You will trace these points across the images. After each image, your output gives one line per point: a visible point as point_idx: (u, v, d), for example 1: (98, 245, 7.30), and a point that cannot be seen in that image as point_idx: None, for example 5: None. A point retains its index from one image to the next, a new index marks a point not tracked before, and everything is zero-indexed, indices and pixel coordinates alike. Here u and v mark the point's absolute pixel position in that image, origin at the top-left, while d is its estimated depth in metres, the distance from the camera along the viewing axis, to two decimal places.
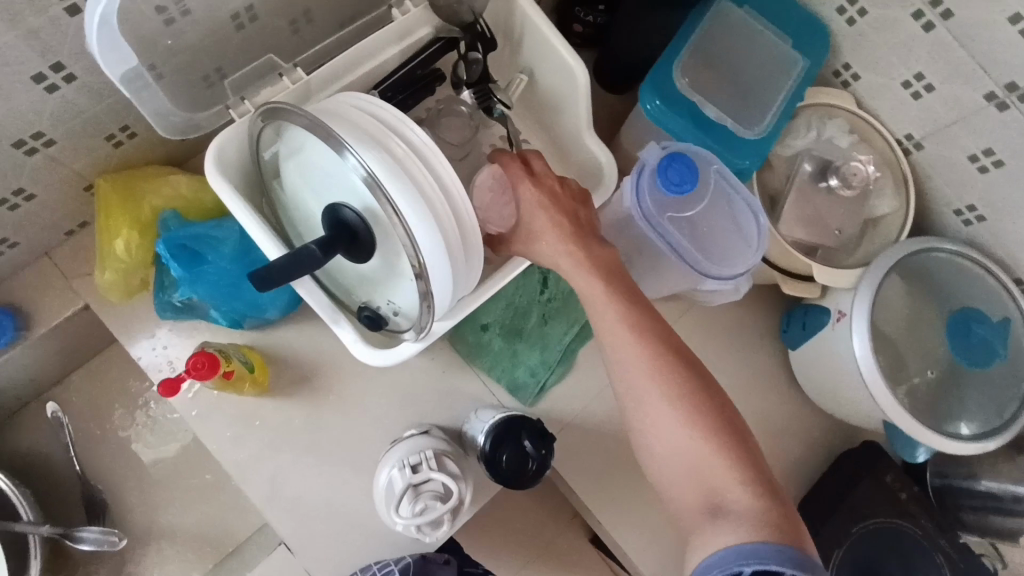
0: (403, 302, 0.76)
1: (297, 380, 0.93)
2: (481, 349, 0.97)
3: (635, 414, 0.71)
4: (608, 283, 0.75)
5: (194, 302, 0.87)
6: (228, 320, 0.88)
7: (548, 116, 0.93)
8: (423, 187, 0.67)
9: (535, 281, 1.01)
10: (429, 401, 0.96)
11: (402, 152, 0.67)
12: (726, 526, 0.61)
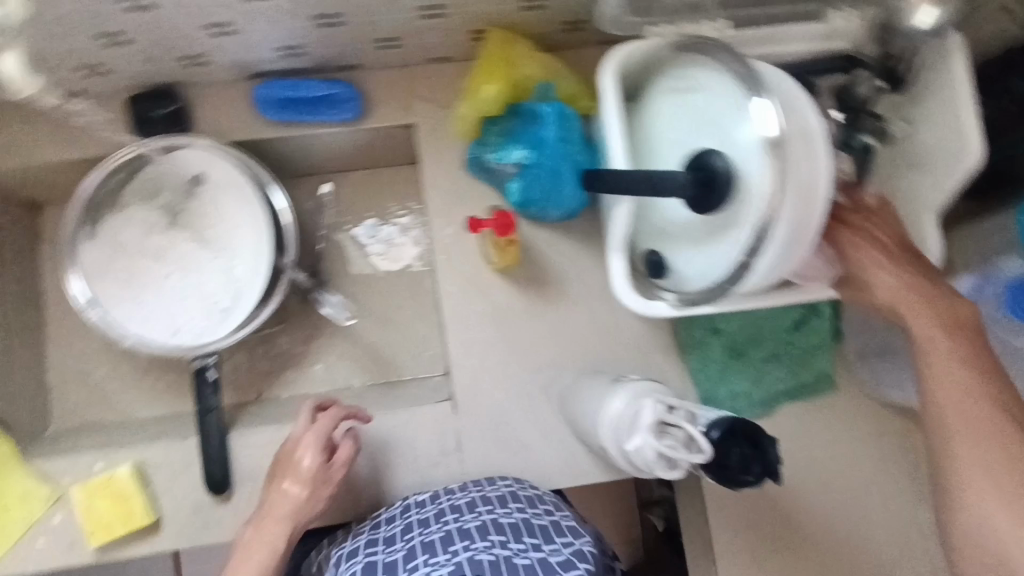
0: (693, 266, 0.77)
1: (535, 278, 1.00)
2: (699, 349, 0.98)
3: (947, 460, 0.70)
4: (954, 337, 0.73)
5: (505, 166, 0.95)
6: (519, 196, 0.93)
7: (904, 178, 0.89)
8: (803, 179, 0.66)
9: (787, 318, 0.97)
10: (626, 361, 0.99)
11: (802, 138, 0.66)
12: None
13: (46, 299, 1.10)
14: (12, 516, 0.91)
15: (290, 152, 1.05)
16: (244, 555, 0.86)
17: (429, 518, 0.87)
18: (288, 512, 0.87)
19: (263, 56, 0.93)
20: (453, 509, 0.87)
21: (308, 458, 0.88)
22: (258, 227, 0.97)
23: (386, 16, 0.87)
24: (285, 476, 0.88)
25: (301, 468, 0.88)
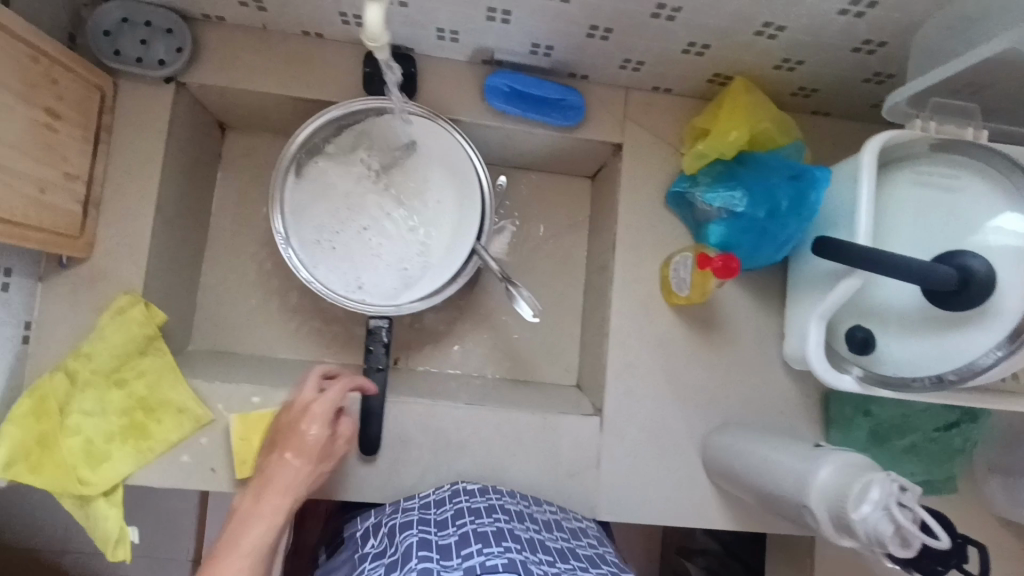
0: (907, 353, 0.81)
1: (702, 318, 1.03)
2: (844, 426, 1.03)
3: None
4: None
5: (707, 207, 0.97)
6: (716, 241, 0.96)
7: None
8: None
9: (940, 420, 1.01)
10: (769, 417, 1.03)
11: None
12: None
13: (214, 219, 1.11)
14: (163, 426, 0.91)
15: (493, 139, 1.07)
16: (252, 526, 0.78)
17: (482, 510, 0.84)
18: (279, 482, 0.81)
19: (512, 46, 0.95)
20: (501, 512, 0.84)
21: (313, 430, 0.84)
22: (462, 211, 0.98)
23: (651, 42, 0.89)
24: (288, 447, 0.83)
25: (310, 439, 0.84)
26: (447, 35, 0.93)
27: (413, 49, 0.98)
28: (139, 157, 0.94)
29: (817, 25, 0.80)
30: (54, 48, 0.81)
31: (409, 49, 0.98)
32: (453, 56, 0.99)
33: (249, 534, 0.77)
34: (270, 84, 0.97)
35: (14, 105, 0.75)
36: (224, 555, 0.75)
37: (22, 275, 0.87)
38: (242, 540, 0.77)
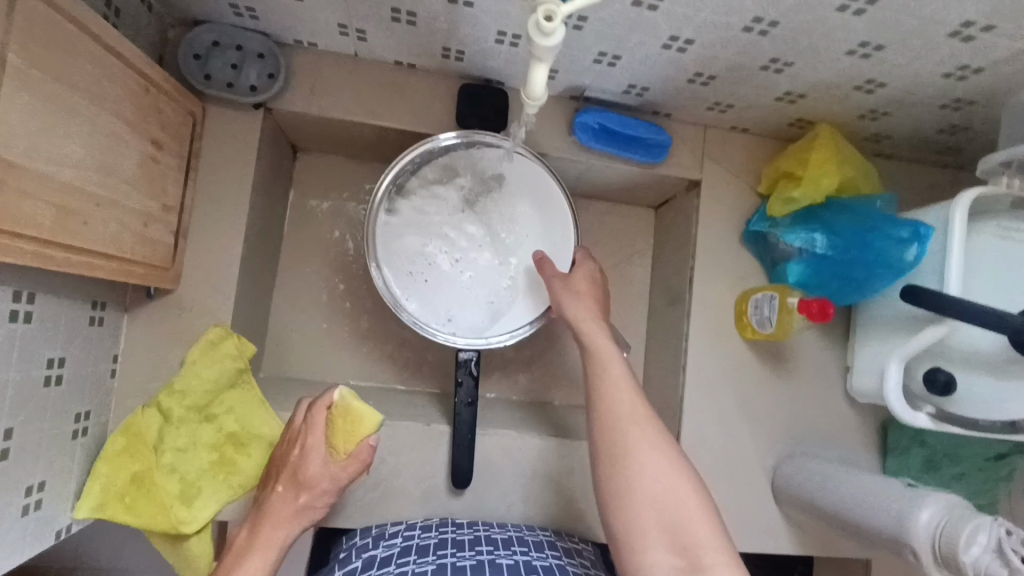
0: (988, 395, 0.85)
1: (771, 352, 1.07)
2: (900, 454, 1.08)
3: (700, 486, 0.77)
4: None
5: (788, 247, 1.00)
6: (794, 279, 0.99)
7: None
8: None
9: (990, 450, 1.06)
10: (832, 447, 1.07)
11: None
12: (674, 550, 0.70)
13: (283, 242, 1.09)
14: (253, 460, 0.89)
15: (572, 170, 1.08)
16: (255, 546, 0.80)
17: (466, 543, 0.86)
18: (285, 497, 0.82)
19: (606, 86, 0.95)
20: (487, 543, 0.87)
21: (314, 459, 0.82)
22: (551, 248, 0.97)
23: (747, 88, 0.92)
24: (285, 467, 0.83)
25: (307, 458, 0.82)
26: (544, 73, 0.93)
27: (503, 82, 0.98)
28: (227, 185, 0.91)
29: (917, 85, 0.84)
30: (161, 77, 0.78)
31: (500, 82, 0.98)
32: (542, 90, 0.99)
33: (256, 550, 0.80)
34: (360, 113, 0.95)
35: (130, 140, 0.72)
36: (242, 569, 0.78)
37: (113, 309, 0.83)
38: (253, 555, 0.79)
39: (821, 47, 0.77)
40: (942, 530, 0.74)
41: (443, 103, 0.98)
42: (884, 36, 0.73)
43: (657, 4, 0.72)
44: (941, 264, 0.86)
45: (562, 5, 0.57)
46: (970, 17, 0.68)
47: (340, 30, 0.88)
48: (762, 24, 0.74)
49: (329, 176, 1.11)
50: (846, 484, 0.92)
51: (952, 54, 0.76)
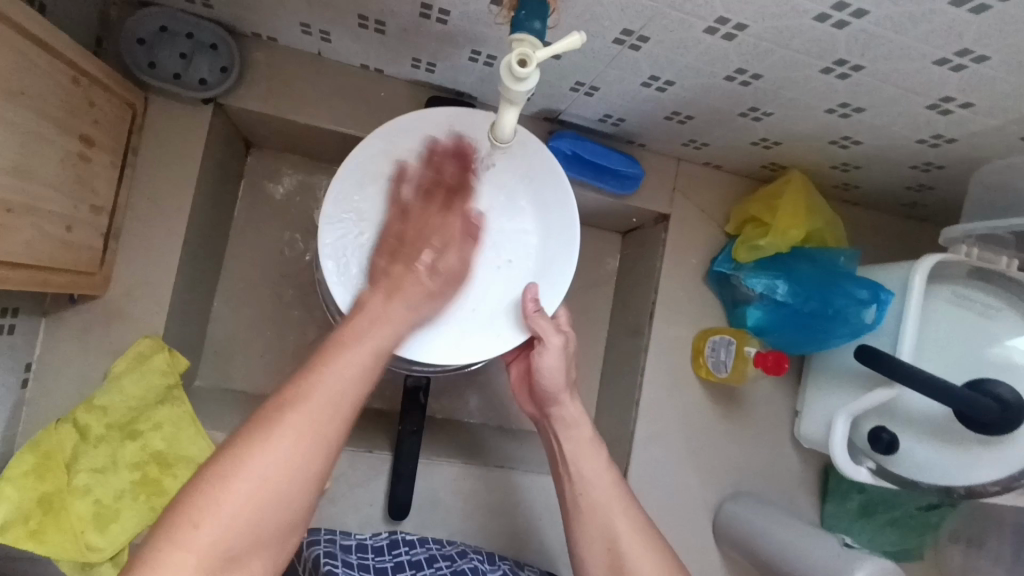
0: (929, 457, 0.86)
1: (725, 393, 1.07)
2: (838, 498, 1.09)
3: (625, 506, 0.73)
4: None
5: (749, 290, 0.99)
6: (753, 324, 0.99)
7: None
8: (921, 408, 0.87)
9: (923, 501, 1.07)
10: (776, 489, 1.08)
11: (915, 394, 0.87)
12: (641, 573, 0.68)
13: (229, 244, 1.02)
14: (179, 482, 0.82)
15: None
16: (253, 453, 0.50)
17: (423, 564, 0.79)
18: (330, 380, 0.54)
19: (582, 113, 0.92)
20: (444, 562, 0.80)
21: (382, 333, 0.60)
22: (443, 198, 0.72)
23: (724, 131, 0.89)
24: (338, 340, 0.58)
25: (373, 329, 0.59)
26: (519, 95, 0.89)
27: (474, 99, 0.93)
28: (167, 184, 0.84)
29: (893, 144, 0.83)
30: (94, 66, 0.70)
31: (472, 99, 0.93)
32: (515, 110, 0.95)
33: (254, 462, 0.50)
34: (319, 117, 0.89)
35: (52, 138, 0.65)
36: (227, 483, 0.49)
37: (27, 315, 0.77)
38: (247, 469, 0.50)
39: (800, 102, 0.76)
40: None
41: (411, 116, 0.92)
42: (863, 100, 0.72)
43: (640, 44, 0.68)
44: (897, 327, 0.86)
45: (538, 50, 0.53)
46: (950, 93, 0.67)
47: (302, 29, 0.81)
48: (744, 75, 0.71)
49: (285, 176, 1.05)
50: (785, 531, 0.93)
51: (926, 122, 0.75)
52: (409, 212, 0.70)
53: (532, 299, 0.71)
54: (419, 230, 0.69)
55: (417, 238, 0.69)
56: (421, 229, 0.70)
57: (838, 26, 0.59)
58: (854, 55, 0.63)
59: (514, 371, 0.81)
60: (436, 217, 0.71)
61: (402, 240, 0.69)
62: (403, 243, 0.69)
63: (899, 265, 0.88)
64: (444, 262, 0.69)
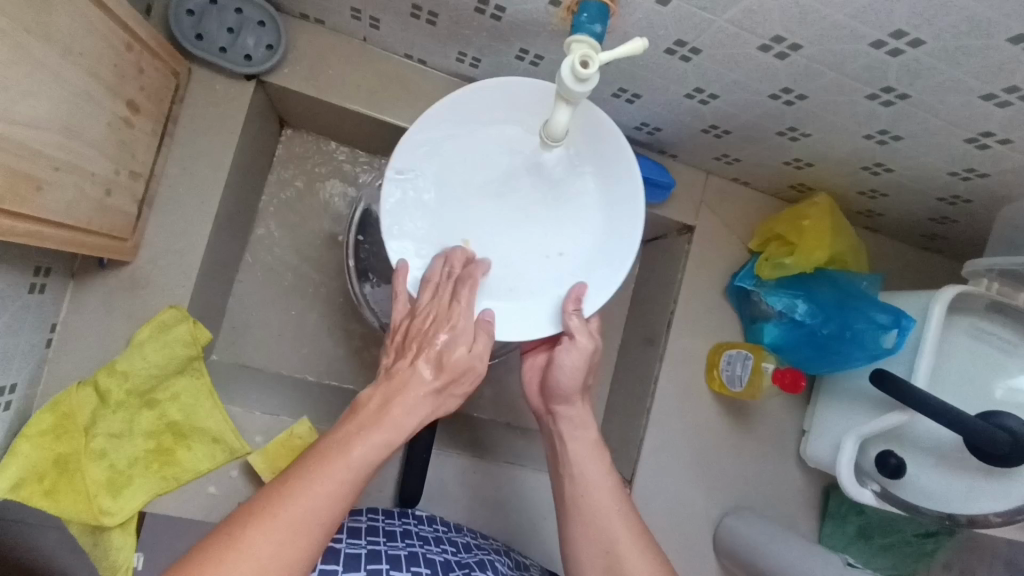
0: (937, 482, 0.87)
1: (735, 407, 1.08)
2: (837, 520, 1.13)
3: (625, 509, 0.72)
4: None
5: (768, 307, 1.00)
6: (769, 341, 1.00)
7: None
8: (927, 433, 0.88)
9: (922, 527, 1.08)
10: (778, 506, 1.09)
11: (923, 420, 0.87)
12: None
13: (256, 221, 1.03)
14: (194, 453, 0.82)
15: None
16: (247, 535, 0.50)
17: (432, 536, 0.82)
18: (337, 468, 0.54)
19: (620, 120, 0.92)
20: (450, 543, 0.82)
21: (402, 413, 0.59)
22: (450, 286, 0.66)
23: (758, 148, 0.90)
24: (353, 421, 0.58)
25: (389, 411, 0.58)
26: None
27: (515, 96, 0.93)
28: (204, 156, 0.84)
29: (927, 174, 0.84)
30: (146, 32, 0.71)
31: None
32: None
33: (246, 545, 0.50)
34: (359, 101, 0.90)
35: (102, 101, 0.65)
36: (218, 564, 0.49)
37: (57, 276, 0.77)
38: (239, 552, 0.50)
39: (839, 126, 0.76)
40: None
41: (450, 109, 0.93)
42: (903, 128, 0.73)
43: (691, 56, 0.69)
44: (914, 355, 0.86)
45: (600, 52, 0.54)
46: (991, 128, 0.68)
47: (352, 14, 0.81)
48: (789, 94, 0.72)
49: (316, 158, 1.05)
50: (789, 545, 0.93)
51: (961, 155, 0.76)
52: (416, 305, 0.66)
53: (575, 299, 0.70)
54: (431, 321, 0.64)
55: (424, 333, 0.63)
56: (425, 320, 0.64)
57: (892, 53, 0.59)
58: (903, 84, 0.64)
59: (532, 362, 0.80)
60: (440, 305, 0.65)
61: (407, 336, 0.65)
62: (407, 335, 0.64)
63: (920, 293, 0.89)
64: (450, 355, 0.61)
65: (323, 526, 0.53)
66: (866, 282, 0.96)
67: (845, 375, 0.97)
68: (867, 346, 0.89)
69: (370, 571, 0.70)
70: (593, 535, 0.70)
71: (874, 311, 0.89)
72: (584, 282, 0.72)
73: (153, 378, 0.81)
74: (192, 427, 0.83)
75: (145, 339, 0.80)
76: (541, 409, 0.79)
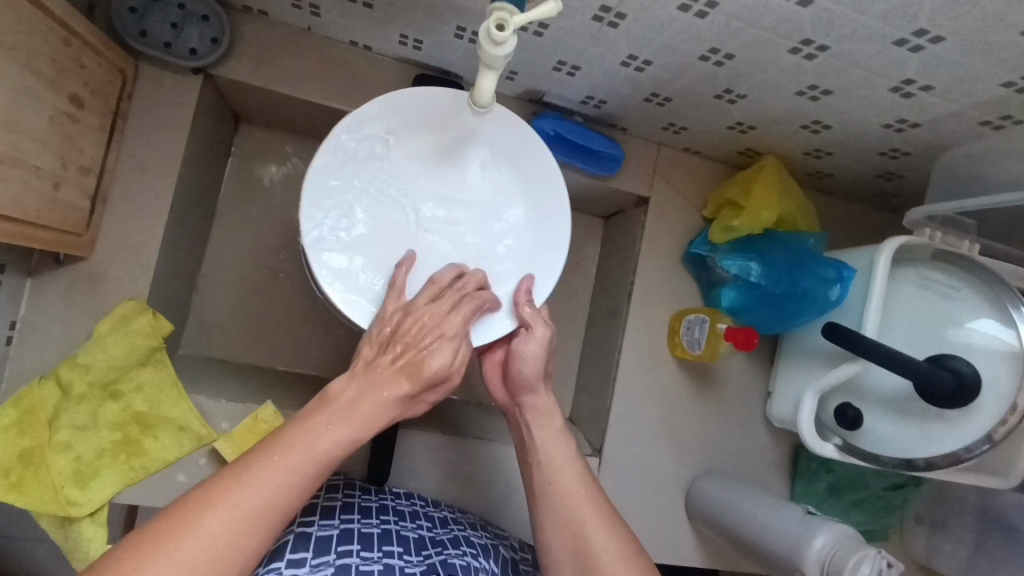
0: (896, 433, 0.88)
1: (700, 372, 1.10)
2: (808, 479, 1.11)
3: (593, 487, 0.71)
4: None
5: (723, 272, 1.02)
6: (727, 305, 1.02)
7: None
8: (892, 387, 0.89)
9: (889, 481, 1.09)
10: (748, 467, 1.12)
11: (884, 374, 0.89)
12: (607, 559, 0.65)
13: (217, 216, 1.04)
14: (160, 442, 0.84)
15: None
16: (206, 515, 0.52)
17: (407, 516, 0.82)
18: (299, 459, 0.56)
19: (566, 94, 0.94)
20: (426, 519, 0.83)
21: (372, 411, 0.60)
22: (451, 296, 0.66)
23: (701, 114, 0.92)
24: (323, 412, 0.59)
25: (361, 407, 0.60)
26: (506, 73, 0.91)
27: (462, 78, 0.95)
28: (157, 151, 0.86)
29: (863, 128, 0.86)
30: (86, 28, 0.72)
31: (459, 77, 0.94)
32: (500, 89, 0.97)
33: (204, 525, 0.52)
34: (308, 90, 0.91)
35: (43, 96, 0.66)
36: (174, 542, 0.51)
37: (13, 274, 0.79)
38: (198, 530, 0.52)
39: (770, 84, 0.79)
40: (832, 559, 0.78)
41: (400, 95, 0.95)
42: (830, 81, 0.75)
43: (618, 22, 0.71)
44: (861, 307, 0.88)
45: (516, 15, 0.56)
46: (911, 75, 0.70)
47: (292, 3, 0.83)
48: (717, 54, 0.74)
49: (274, 151, 1.07)
50: (756, 505, 0.95)
51: (890, 106, 0.78)
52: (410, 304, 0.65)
53: (525, 290, 0.73)
54: (421, 329, 0.63)
55: (416, 338, 0.63)
56: (416, 329, 0.63)
57: (803, 4, 0.62)
58: (819, 35, 0.66)
59: (489, 358, 0.79)
60: (438, 312, 0.64)
61: (394, 333, 0.63)
62: (395, 334, 0.63)
63: (866, 247, 0.91)
64: (432, 361, 0.62)
65: (280, 513, 0.55)
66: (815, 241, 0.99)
67: (802, 334, 0.99)
68: (817, 299, 0.92)
69: (339, 555, 0.69)
70: (561, 518, 0.69)
71: (821, 267, 0.92)
72: (530, 274, 0.75)
73: (114, 370, 0.82)
74: (157, 416, 0.84)
75: (106, 332, 0.82)
76: (504, 403, 0.79)
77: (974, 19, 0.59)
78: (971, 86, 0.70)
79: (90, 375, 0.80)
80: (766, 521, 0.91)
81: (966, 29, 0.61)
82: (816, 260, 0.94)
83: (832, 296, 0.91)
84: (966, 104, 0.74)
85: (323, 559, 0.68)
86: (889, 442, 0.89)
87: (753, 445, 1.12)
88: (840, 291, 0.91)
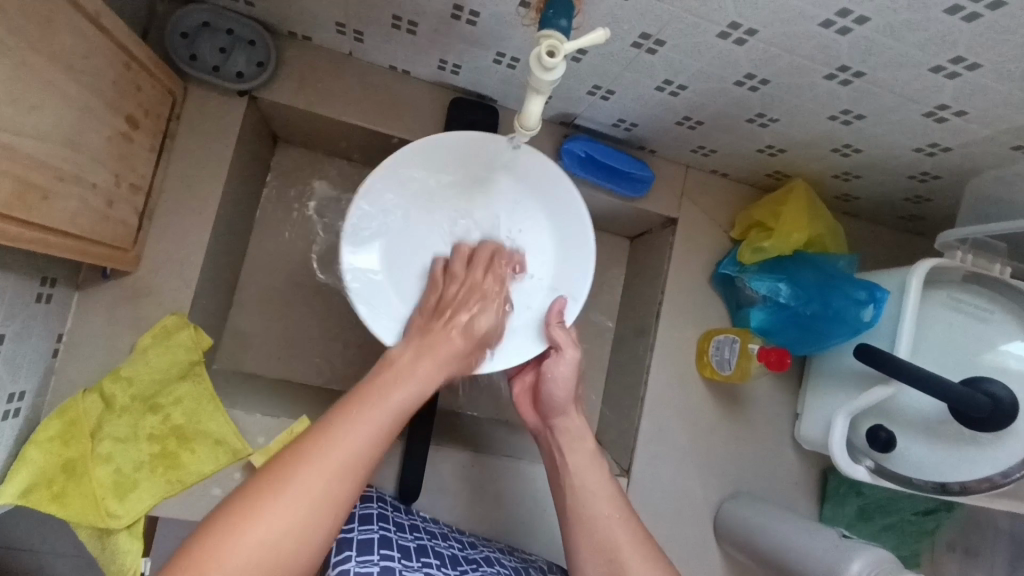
0: (928, 457, 0.87)
1: (728, 393, 1.10)
2: (836, 501, 1.09)
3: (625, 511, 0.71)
4: None
5: (752, 292, 1.03)
6: (756, 325, 1.02)
7: None
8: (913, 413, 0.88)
9: (921, 505, 1.08)
10: (776, 490, 1.11)
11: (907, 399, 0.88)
12: None
13: (252, 234, 1.06)
14: (197, 455, 0.84)
15: None
16: (260, 510, 0.52)
17: (437, 535, 0.83)
18: (341, 446, 0.56)
19: (596, 118, 0.96)
20: (455, 541, 0.83)
21: (402, 393, 0.61)
22: (482, 259, 0.76)
23: (732, 138, 0.94)
24: (387, 371, 0.63)
25: (396, 389, 0.61)
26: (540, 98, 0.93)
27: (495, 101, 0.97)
28: (200, 170, 0.88)
29: (893, 153, 0.87)
30: (144, 52, 0.75)
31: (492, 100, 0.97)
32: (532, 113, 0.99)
33: (258, 520, 0.52)
34: (346, 112, 0.94)
35: (104, 117, 0.69)
36: (272, 501, 0.52)
37: (63, 286, 0.81)
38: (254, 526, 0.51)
39: (804, 109, 0.80)
40: None
41: (436, 118, 0.97)
42: (862, 106, 0.76)
43: (656, 48, 0.73)
44: (893, 328, 0.88)
45: (565, 43, 0.58)
46: (945, 101, 0.72)
47: (336, 29, 0.86)
48: (752, 80, 0.76)
49: (310, 172, 1.09)
50: (787, 526, 0.94)
51: (923, 131, 0.79)
52: (452, 273, 0.75)
53: (557, 312, 0.76)
54: (466, 292, 0.73)
55: (458, 304, 0.72)
56: (457, 292, 0.73)
57: (842, 32, 0.63)
58: (856, 62, 0.68)
59: (519, 384, 0.81)
60: (476, 277, 0.74)
61: (439, 300, 0.73)
62: (441, 302, 0.72)
63: (897, 269, 0.91)
64: (478, 322, 0.71)
65: (370, 459, 0.57)
66: (846, 264, 0.99)
67: (832, 356, 0.99)
68: (849, 318, 0.92)
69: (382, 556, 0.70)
70: (594, 543, 0.69)
71: (852, 287, 0.93)
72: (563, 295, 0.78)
73: (155, 385, 0.83)
74: (195, 431, 0.85)
75: (148, 346, 0.83)
76: (535, 425, 0.80)
77: (1011, 47, 0.60)
78: (1007, 111, 0.71)
79: (131, 390, 0.82)
80: (795, 551, 0.90)
81: (1004, 57, 0.62)
82: (847, 281, 0.94)
83: (865, 316, 0.91)
84: (1000, 129, 0.75)
85: (367, 559, 0.69)
86: (922, 461, 0.88)
87: (781, 466, 1.11)
88: (874, 313, 0.91)
